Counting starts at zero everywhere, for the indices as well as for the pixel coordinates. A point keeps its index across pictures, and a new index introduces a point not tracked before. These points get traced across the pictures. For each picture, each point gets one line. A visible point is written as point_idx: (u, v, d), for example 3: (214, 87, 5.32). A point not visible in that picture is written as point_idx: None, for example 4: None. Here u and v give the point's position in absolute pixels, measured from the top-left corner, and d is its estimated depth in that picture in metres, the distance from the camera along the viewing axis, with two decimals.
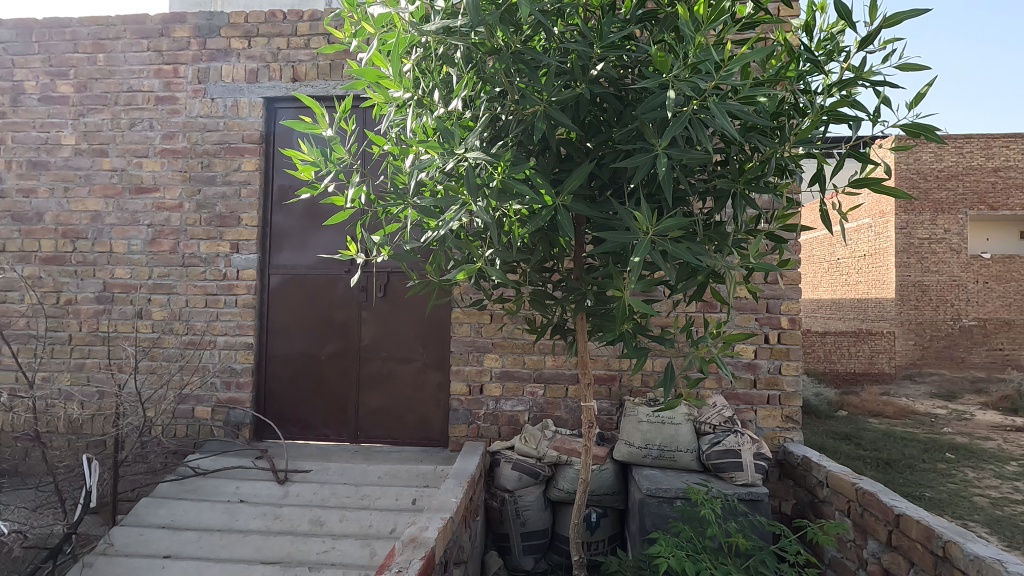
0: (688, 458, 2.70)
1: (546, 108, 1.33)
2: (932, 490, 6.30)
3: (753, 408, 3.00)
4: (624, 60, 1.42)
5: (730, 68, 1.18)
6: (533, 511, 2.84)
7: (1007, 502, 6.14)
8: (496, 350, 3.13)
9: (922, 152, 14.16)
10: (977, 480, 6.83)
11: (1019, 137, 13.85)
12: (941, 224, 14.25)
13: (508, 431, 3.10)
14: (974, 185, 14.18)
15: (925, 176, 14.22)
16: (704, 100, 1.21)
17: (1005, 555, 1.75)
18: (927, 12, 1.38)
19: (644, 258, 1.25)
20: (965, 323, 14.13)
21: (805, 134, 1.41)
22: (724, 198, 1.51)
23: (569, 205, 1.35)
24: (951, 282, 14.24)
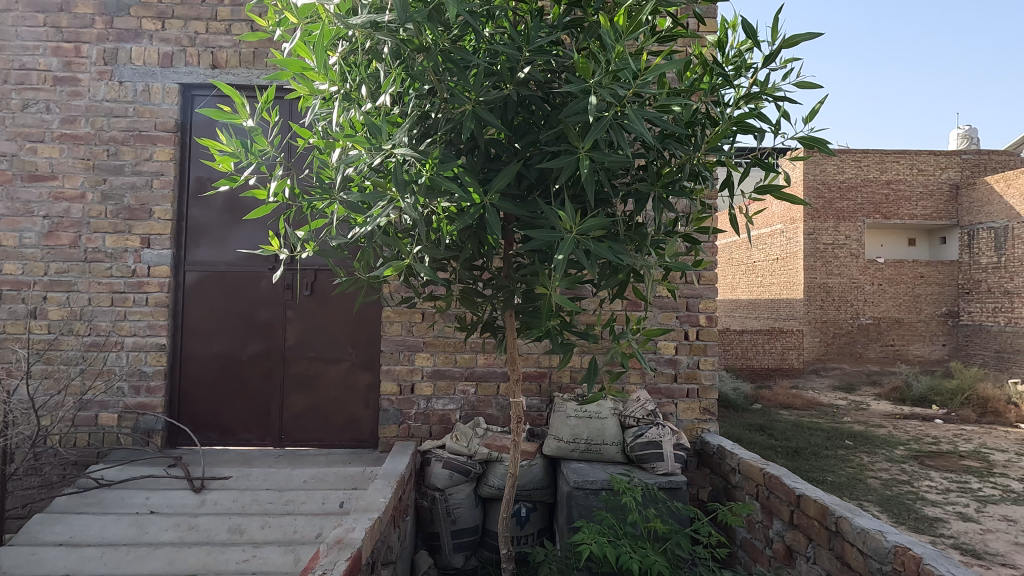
0: (614, 450, 2.82)
1: (474, 107, 1.36)
2: (833, 475, 6.91)
3: (674, 401, 3.17)
4: (552, 65, 1.45)
5: (647, 77, 1.23)
6: (463, 509, 2.86)
7: (896, 483, 6.84)
8: (427, 349, 3.11)
9: (827, 164, 15.47)
10: (871, 464, 7.55)
11: (907, 153, 15.42)
12: (843, 231, 15.59)
13: (440, 430, 3.10)
14: (871, 196, 15.60)
15: (829, 187, 15.55)
16: (623, 107, 1.27)
17: (884, 524, 1.96)
18: (821, 36, 1.51)
19: (567, 256, 1.30)
20: (863, 322, 15.45)
21: (715, 142, 1.51)
22: (644, 201, 1.58)
23: (497, 203, 1.38)
24: (850, 284, 15.57)
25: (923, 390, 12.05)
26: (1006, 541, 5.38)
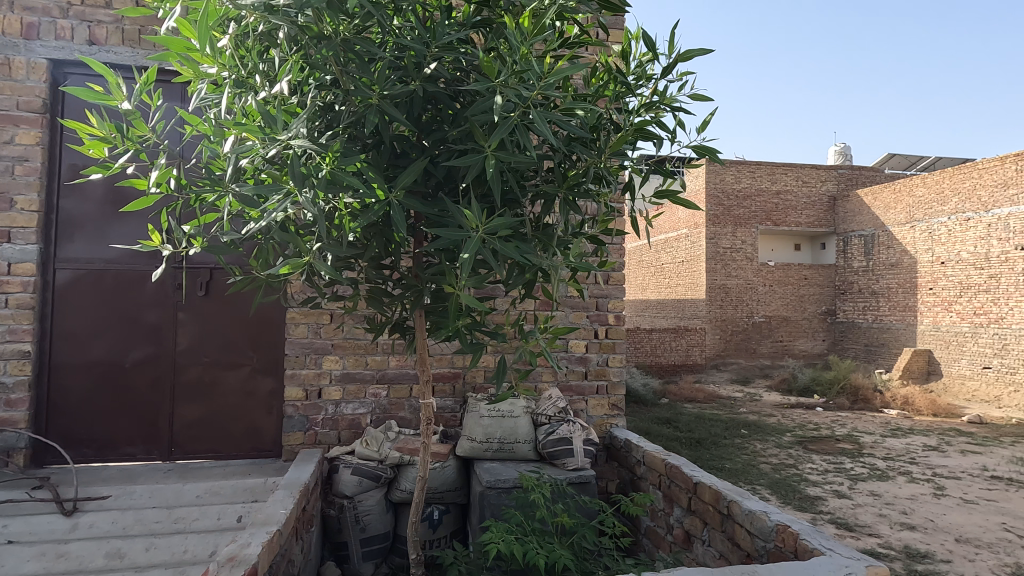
0: (526, 448, 2.86)
1: (379, 101, 1.32)
2: (730, 462, 7.47)
3: (584, 398, 3.27)
4: (460, 63, 1.44)
5: (550, 80, 1.25)
6: (373, 515, 2.77)
7: (783, 467, 7.52)
8: (336, 352, 2.99)
9: (725, 174, 16.72)
10: (762, 450, 8.25)
11: (793, 167, 16.99)
12: (739, 236, 16.90)
13: (349, 436, 2.99)
14: (763, 204, 17.02)
15: (727, 195, 16.82)
16: (526, 108, 1.28)
17: (769, 505, 2.13)
18: (712, 53, 1.62)
19: (473, 255, 1.29)
20: (756, 320, 16.83)
21: (616, 147, 1.57)
22: (552, 202, 1.61)
23: (402, 201, 1.34)
24: (746, 286, 16.90)
25: (807, 381, 13.32)
26: (872, 514, 6.07)
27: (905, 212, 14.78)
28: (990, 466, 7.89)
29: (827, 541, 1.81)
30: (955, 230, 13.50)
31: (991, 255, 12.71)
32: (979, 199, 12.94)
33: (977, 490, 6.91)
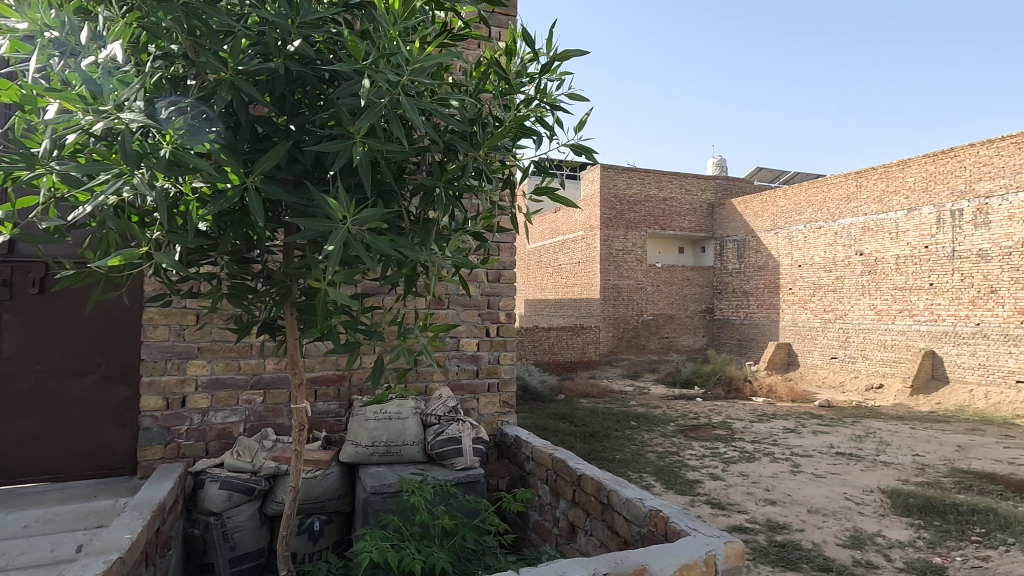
0: (414, 450, 2.79)
1: (232, 77, 1.20)
2: (620, 453, 7.91)
3: (475, 396, 3.26)
4: (330, 43, 1.35)
5: (421, 66, 1.21)
6: (244, 532, 2.55)
7: (667, 454, 8.07)
8: (203, 356, 2.72)
9: (618, 180, 17.66)
10: (649, 440, 8.80)
11: (677, 175, 18.32)
12: (631, 239, 17.91)
13: (218, 447, 2.74)
14: (651, 209, 18.18)
15: (619, 200, 17.77)
16: (397, 94, 1.22)
17: (643, 490, 2.26)
18: (587, 55, 1.66)
19: (339, 247, 1.22)
20: (645, 318, 17.93)
21: (495, 142, 1.56)
22: (430, 196, 1.57)
23: (260, 187, 1.23)
24: (636, 285, 17.94)
25: (688, 374, 14.42)
26: (742, 492, 6.68)
27: (770, 220, 16.49)
28: (835, 443, 9.02)
29: (692, 520, 1.94)
30: (810, 237, 15.29)
31: (837, 259, 14.56)
32: (828, 210, 14.77)
33: (825, 466, 7.87)
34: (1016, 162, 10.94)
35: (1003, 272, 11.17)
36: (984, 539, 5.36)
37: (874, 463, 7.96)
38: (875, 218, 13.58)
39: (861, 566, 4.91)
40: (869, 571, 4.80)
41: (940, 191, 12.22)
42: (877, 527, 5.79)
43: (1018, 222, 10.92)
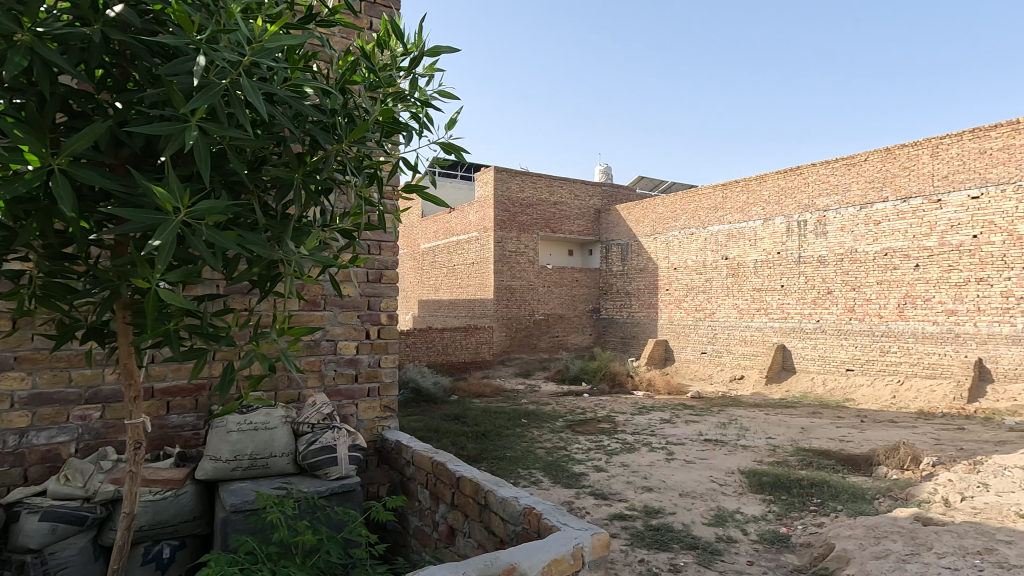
0: (283, 462, 2.60)
1: (29, 40, 1.02)
2: (510, 451, 8.05)
3: (354, 401, 3.12)
4: (161, 13, 1.21)
5: (264, 46, 1.12)
6: (72, 568, 2.20)
7: (556, 449, 8.35)
8: (20, 368, 2.33)
9: (510, 183, 18.02)
10: (539, 436, 9.05)
11: (567, 181, 19.07)
12: (523, 241, 18.32)
13: (41, 472, 2.36)
14: (542, 213, 18.72)
15: (512, 203, 18.13)
16: (237, 75, 1.12)
17: (518, 487, 2.30)
18: (456, 52, 1.67)
19: (171, 241, 1.09)
20: (537, 317, 18.43)
21: (358, 134, 1.48)
22: (286, 189, 1.46)
23: (69, 170, 1.06)
24: (528, 286, 18.38)
25: (577, 371, 15.04)
26: (622, 481, 7.08)
27: (650, 226, 17.71)
28: (704, 431, 9.88)
29: (563, 514, 2.01)
30: (684, 242, 16.62)
31: (707, 263, 15.97)
32: (699, 218, 16.17)
33: (695, 452, 8.58)
34: (846, 181, 12.73)
35: (836, 275, 12.93)
36: (820, 508, 6.15)
37: (735, 447, 8.83)
38: (737, 226, 15.09)
39: (722, 541, 5.40)
40: (729, 545, 5.30)
41: (789, 204, 13.87)
42: (736, 504, 6.41)
43: (848, 233, 12.70)
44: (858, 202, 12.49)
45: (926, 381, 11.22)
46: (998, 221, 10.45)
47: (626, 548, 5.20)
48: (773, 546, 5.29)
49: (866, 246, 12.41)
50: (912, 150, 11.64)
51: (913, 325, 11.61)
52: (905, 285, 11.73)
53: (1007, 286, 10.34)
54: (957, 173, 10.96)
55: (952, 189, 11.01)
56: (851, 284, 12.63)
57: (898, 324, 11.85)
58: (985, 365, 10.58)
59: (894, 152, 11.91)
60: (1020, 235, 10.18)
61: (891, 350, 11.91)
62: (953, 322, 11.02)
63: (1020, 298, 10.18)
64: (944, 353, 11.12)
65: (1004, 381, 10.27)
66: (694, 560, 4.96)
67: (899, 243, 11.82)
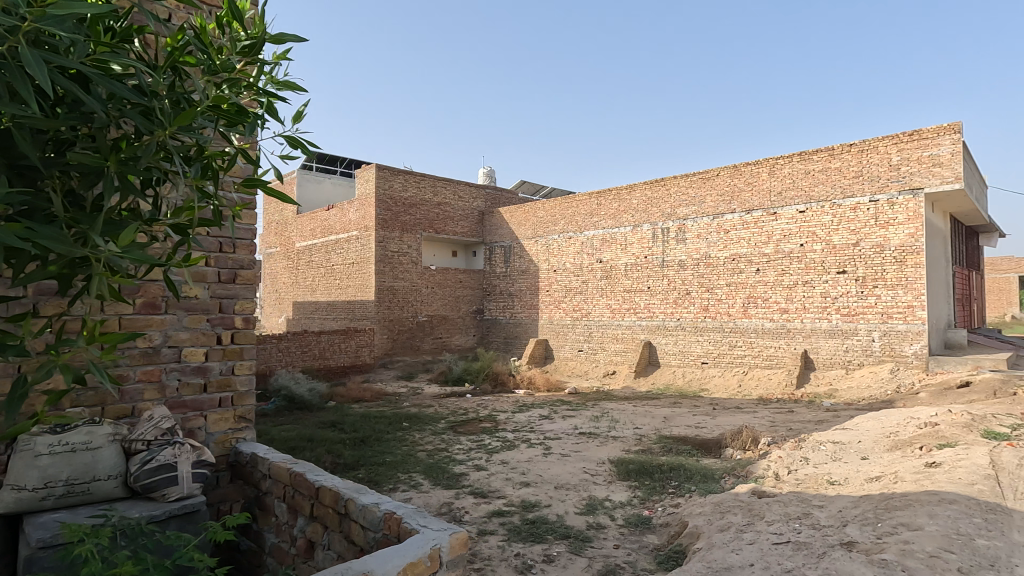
0: (111, 485, 2.30)
1: None
2: (390, 456, 7.87)
3: (202, 413, 2.86)
4: None
5: (51, 15, 0.99)
6: None
7: (437, 451, 8.31)
8: None
9: (393, 182, 17.62)
10: (420, 439, 8.93)
11: (451, 182, 19.06)
12: (406, 241, 17.98)
13: None
14: (426, 213, 18.51)
15: (395, 202, 17.72)
16: (19, 43, 0.98)
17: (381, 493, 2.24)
18: (303, 41, 1.67)
19: None
20: (420, 319, 18.17)
21: (185, 120, 1.34)
22: (94, 177, 1.29)
23: None
24: (411, 287, 18.07)
25: (460, 372, 15.07)
26: (501, 479, 7.21)
27: (531, 229, 18.27)
28: (579, 425, 10.40)
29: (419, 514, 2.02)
30: (562, 246, 17.37)
31: (583, 266, 16.83)
32: (576, 223, 17.00)
33: (571, 445, 9.00)
34: (702, 193, 14.13)
35: (693, 278, 14.28)
36: (677, 489, 6.76)
37: (606, 439, 9.40)
38: (610, 232, 16.09)
39: (592, 528, 5.72)
40: (598, 531, 5.62)
41: (655, 212, 15.07)
42: (606, 493, 6.82)
43: (703, 240, 14.10)
44: (712, 213, 13.92)
45: (765, 371, 12.80)
46: (818, 233, 12.21)
47: (503, 543, 5.30)
48: (636, 528, 5.71)
49: (717, 251, 13.85)
50: (754, 168, 13.23)
51: (754, 322, 13.18)
52: (748, 286, 13.29)
53: (825, 288, 12.13)
54: (788, 190, 12.64)
55: (785, 204, 12.67)
56: (706, 286, 14.04)
57: (743, 321, 13.38)
58: (809, 355, 12.32)
59: (740, 170, 13.45)
60: (834, 244, 11.99)
61: (737, 344, 13.42)
62: (785, 319, 12.69)
63: (834, 298, 12.00)
64: (778, 346, 12.75)
65: (823, 369, 12.05)
66: (566, 548, 5.18)
67: (744, 249, 13.36)
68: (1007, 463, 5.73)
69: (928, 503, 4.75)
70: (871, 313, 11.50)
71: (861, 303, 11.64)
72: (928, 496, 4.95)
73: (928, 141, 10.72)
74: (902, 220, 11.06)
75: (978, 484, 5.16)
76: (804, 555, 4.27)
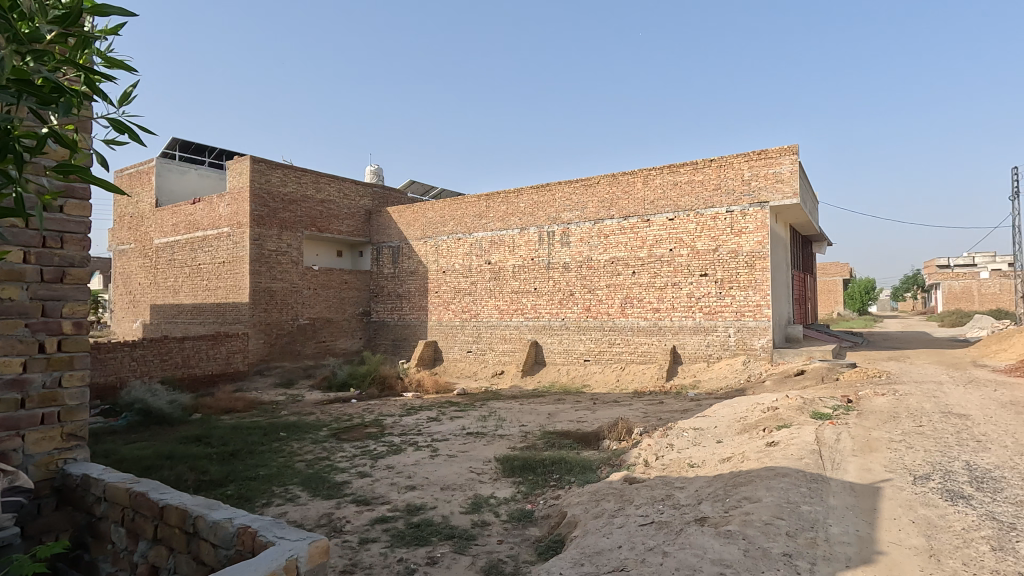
0: None
1: None
2: (264, 469, 7.38)
3: (18, 433, 2.78)
4: None
5: None
6: None
7: (317, 461, 7.93)
8: None
9: (270, 176, 16.53)
10: (299, 449, 8.46)
11: (335, 179, 18.25)
12: (285, 240, 16.90)
13: None
14: (308, 210, 17.53)
15: (272, 197, 16.61)
16: None
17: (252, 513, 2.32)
18: (127, 13, 1.61)
19: None
20: (300, 322, 17.16)
21: None
22: None
23: None
24: (291, 288, 17.01)
25: (344, 376, 14.48)
26: (386, 484, 7.05)
27: (420, 230, 18.04)
28: (467, 425, 10.45)
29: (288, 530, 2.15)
30: (452, 247, 17.34)
31: (472, 267, 16.94)
32: (465, 224, 17.08)
33: (458, 446, 9.03)
34: (584, 199, 14.87)
35: (576, 279, 14.97)
36: (557, 482, 7.06)
37: (493, 437, 9.55)
38: (498, 234, 16.36)
39: (477, 526, 5.78)
40: (482, 529, 5.70)
41: (540, 216, 15.59)
42: (491, 490, 6.94)
43: (585, 243, 14.83)
44: (593, 218, 14.70)
45: (639, 366, 13.77)
46: (685, 239, 13.38)
47: (385, 550, 5.17)
48: (520, 522, 5.87)
49: (598, 255, 14.65)
50: (630, 178, 14.19)
51: (631, 320, 14.13)
52: (625, 288, 14.21)
53: (690, 289, 13.33)
54: (660, 199, 13.72)
55: (656, 211, 13.74)
56: (587, 287, 14.78)
57: (620, 320, 14.28)
58: (677, 351, 13.45)
59: (618, 178, 14.34)
60: (698, 250, 13.21)
61: (616, 342, 14.29)
62: (657, 318, 13.75)
63: (698, 298, 13.22)
64: (651, 342, 13.78)
65: (688, 363, 13.24)
66: (450, 549, 5.19)
67: (621, 253, 14.25)
68: (828, 438, 6.70)
69: (767, 477, 5.43)
70: (727, 311, 12.84)
71: (719, 302, 12.95)
72: (766, 472, 5.65)
73: (773, 160, 12.23)
74: (751, 229, 12.49)
75: (805, 458, 5.98)
76: (665, 532, 4.67)
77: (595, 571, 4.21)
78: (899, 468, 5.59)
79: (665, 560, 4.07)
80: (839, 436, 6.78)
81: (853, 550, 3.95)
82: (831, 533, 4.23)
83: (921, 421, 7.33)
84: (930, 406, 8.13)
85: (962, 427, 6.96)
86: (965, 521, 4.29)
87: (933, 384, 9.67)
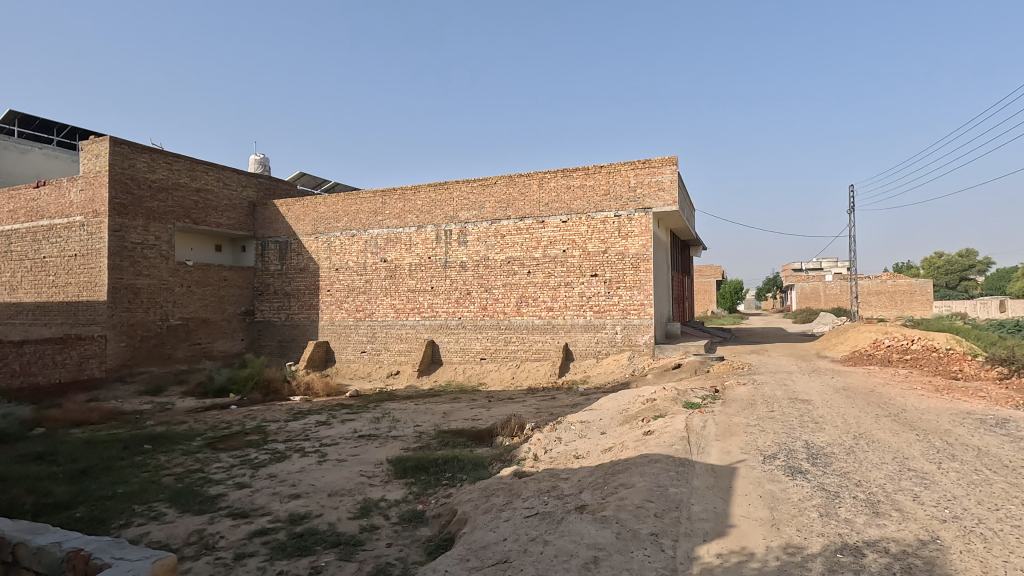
0: None
1: None
2: (123, 485, 6.67)
3: None
4: None
5: None
6: None
7: (187, 474, 7.27)
8: None
9: (136, 160, 14.95)
10: (166, 462, 7.72)
11: (214, 167, 16.82)
12: (153, 231, 15.29)
13: None
14: (181, 200, 15.96)
15: (139, 184, 14.99)
16: None
17: (114, 543, 3.36)
18: None
19: None
20: (171, 323, 15.60)
21: None
22: None
23: None
24: (160, 286, 15.39)
25: (223, 381, 13.44)
26: (267, 494, 6.65)
27: (311, 225, 17.13)
28: (358, 428, 10.11)
29: (142, 553, 3.20)
30: (345, 244, 16.68)
31: (366, 265, 16.41)
32: (360, 220, 16.51)
33: (348, 449, 8.72)
34: (481, 199, 14.98)
35: (473, 278, 15.03)
36: (449, 481, 7.07)
37: (386, 439, 9.33)
38: (394, 231, 16.01)
39: (365, 531, 5.64)
40: (371, 533, 5.57)
41: (437, 215, 15.49)
42: (381, 493, 6.79)
43: (482, 243, 14.93)
44: (490, 218, 14.84)
45: (533, 364, 14.17)
46: (577, 241, 13.94)
47: (263, 564, 4.89)
48: (410, 524, 5.81)
49: (494, 254, 14.81)
50: (527, 180, 14.50)
51: (526, 319, 14.48)
52: (521, 287, 14.52)
53: (581, 288, 13.92)
54: (554, 201, 14.18)
55: (551, 213, 14.19)
56: (484, 286, 14.90)
57: (516, 319, 14.58)
58: (569, 348, 14.00)
59: (515, 180, 14.62)
60: (589, 251, 13.84)
61: (511, 341, 14.57)
62: (551, 317, 14.21)
63: (588, 297, 13.85)
64: (545, 340, 14.22)
65: (579, 359, 13.85)
66: (335, 556, 5.01)
67: (517, 253, 14.54)
68: (696, 425, 7.36)
69: (641, 464, 5.86)
70: (614, 309, 13.60)
71: (608, 302, 13.67)
72: (641, 459, 6.10)
73: (655, 169, 13.16)
74: (636, 233, 13.34)
75: (675, 444, 6.53)
76: (547, 522, 4.87)
77: (480, 566, 4.28)
78: (752, 450, 6.28)
79: (545, 548, 4.26)
80: (705, 423, 7.49)
81: (710, 526, 4.37)
82: (692, 511, 4.65)
83: (773, 407, 8.28)
84: (781, 393, 9.22)
85: (804, 411, 7.98)
86: (801, 493, 4.92)
87: (784, 374, 10.94)
